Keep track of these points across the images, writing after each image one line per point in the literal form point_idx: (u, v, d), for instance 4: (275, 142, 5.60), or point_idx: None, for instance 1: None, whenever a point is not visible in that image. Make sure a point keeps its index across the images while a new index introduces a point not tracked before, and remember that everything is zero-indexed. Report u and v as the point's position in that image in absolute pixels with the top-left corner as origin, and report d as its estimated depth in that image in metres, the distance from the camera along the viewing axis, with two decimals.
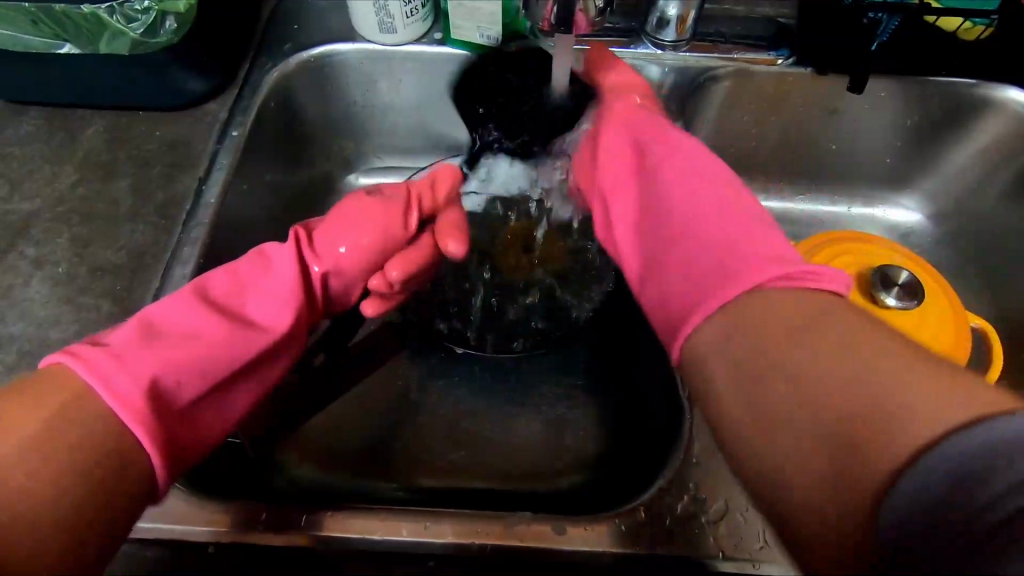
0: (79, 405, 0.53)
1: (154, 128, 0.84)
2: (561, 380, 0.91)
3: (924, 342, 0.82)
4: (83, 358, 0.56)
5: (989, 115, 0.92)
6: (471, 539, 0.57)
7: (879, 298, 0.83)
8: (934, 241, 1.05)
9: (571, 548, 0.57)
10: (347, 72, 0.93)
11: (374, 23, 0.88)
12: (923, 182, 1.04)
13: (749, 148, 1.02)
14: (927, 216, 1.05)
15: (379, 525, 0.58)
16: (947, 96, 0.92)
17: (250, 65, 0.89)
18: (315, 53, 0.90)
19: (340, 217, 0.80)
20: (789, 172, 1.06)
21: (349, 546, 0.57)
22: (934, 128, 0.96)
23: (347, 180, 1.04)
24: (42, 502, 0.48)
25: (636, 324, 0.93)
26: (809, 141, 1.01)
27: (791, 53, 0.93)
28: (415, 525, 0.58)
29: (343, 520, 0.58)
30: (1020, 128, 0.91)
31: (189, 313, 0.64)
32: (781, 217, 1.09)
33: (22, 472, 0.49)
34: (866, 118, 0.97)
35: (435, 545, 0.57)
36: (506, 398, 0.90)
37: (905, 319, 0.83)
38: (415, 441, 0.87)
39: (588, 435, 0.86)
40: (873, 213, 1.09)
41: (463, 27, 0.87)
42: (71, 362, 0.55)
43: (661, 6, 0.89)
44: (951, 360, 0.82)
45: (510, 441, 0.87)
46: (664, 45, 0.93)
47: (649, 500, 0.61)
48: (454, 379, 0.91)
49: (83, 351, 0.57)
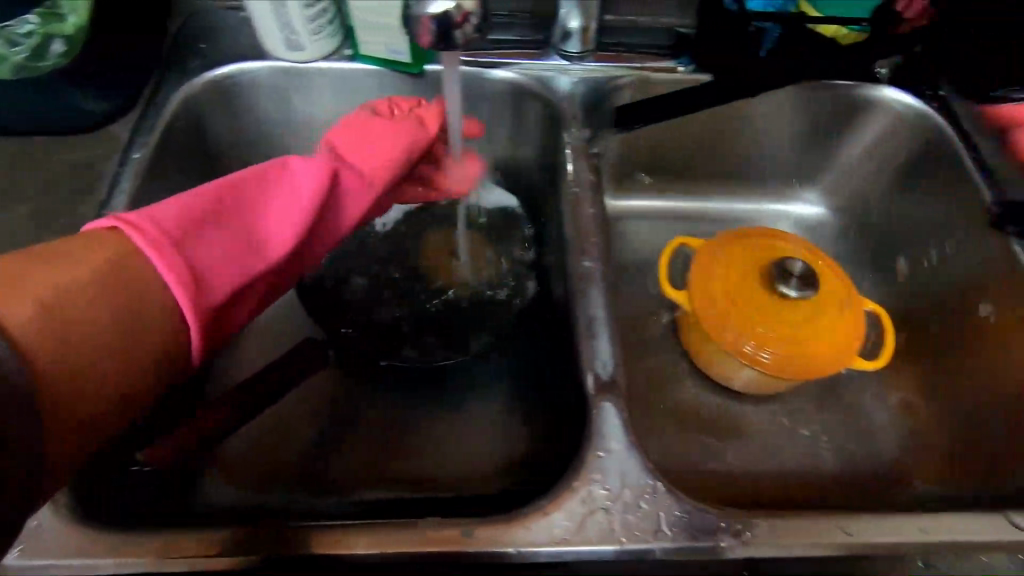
0: (126, 280, 0.56)
1: (53, 151, 0.82)
2: (487, 386, 0.93)
3: (822, 329, 0.87)
4: (142, 229, 0.59)
5: (872, 112, 1.00)
6: (382, 548, 0.58)
7: (778, 289, 0.88)
8: (837, 234, 1.11)
9: (478, 548, 0.58)
10: (258, 89, 0.92)
11: (280, 40, 0.87)
12: (822, 179, 1.10)
13: (660, 151, 1.07)
14: (829, 210, 1.11)
15: (362, 540, 0.58)
16: (834, 97, 0.99)
17: (155, 85, 0.88)
18: (223, 72, 0.90)
19: (370, 135, 0.82)
20: (702, 173, 1.12)
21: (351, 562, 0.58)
22: (827, 127, 1.03)
23: None
24: (90, 370, 0.52)
25: (550, 325, 0.93)
26: (715, 142, 1.06)
27: (691, 60, 0.98)
28: (369, 539, 0.58)
29: (343, 538, 0.59)
30: (898, 123, 0.99)
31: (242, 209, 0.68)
32: (696, 215, 1.14)
33: (64, 324, 0.51)
34: (764, 119, 1.03)
35: (356, 555, 0.58)
36: (432, 406, 0.91)
37: (803, 308, 0.88)
38: (344, 454, 0.87)
39: (513, 438, 0.88)
40: (782, 209, 1.14)
41: (371, 43, 0.88)
42: (130, 232, 0.59)
43: (564, 18, 0.94)
44: (847, 344, 0.87)
45: (437, 449, 0.87)
46: (571, 57, 0.97)
47: (551, 499, 0.61)
48: (381, 391, 0.92)
49: (141, 220, 0.60)
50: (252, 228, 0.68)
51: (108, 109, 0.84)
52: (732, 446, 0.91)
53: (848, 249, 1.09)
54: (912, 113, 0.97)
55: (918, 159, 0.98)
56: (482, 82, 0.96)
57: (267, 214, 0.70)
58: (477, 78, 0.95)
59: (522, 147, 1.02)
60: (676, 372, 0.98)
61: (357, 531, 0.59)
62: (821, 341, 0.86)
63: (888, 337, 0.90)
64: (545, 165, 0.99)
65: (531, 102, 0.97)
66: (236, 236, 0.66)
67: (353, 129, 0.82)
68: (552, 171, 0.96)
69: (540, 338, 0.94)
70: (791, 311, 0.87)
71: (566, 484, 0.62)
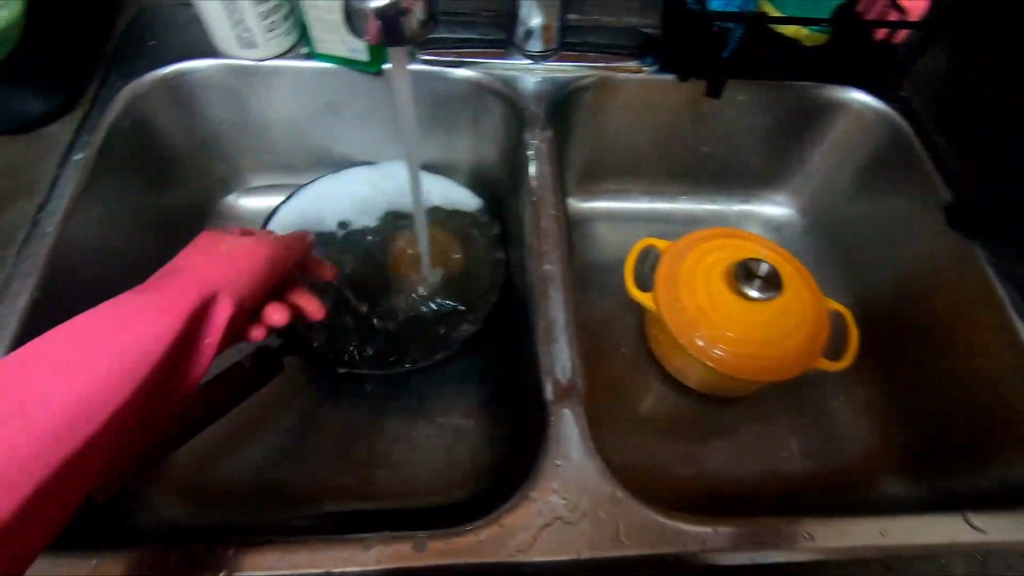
0: None
1: None
2: (450, 391, 0.90)
3: (788, 330, 0.87)
4: None
5: (835, 112, 1.00)
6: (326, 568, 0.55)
7: (743, 290, 0.88)
8: (805, 233, 1.11)
9: (429, 564, 0.55)
10: (210, 88, 0.89)
11: (233, 39, 0.84)
12: (788, 179, 1.10)
13: (627, 152, 1.06)
14: (796, 210, 1.12)
15: (297, 557, 0.55)
16: (798, 98, 0.99)
17: (99, 84, 0.84)
18: (172, 70, 0.87)
19: (205, 264, 0.64)
20: (669, 174, 1.11)
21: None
22: (791, 128, 1.03)
23: (226, 200, 1.00)
24: None
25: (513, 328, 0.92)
26: (682, 143, 1.06)
27: (655, 61, 0.97)
28: (314, 556, 0.55)
29: (272, 554, 0.55)
30: (861, 124, 0.99)
31: (95, 358, 0.50)
32: (665, 217, 1.13)
33: None
34: (730, 120, 1.02)
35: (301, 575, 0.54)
36: (394, 413, 0.88)
37: (767, 309, 0.87)
38: (301, 465, 0.84)
39: (477, 445, 0.86)
40: (749, 210, 1.14)
41: (327, 41, 0.86)
42: None
43: (525, 17, 0.92)
44: (813, 344, 0.87)
45: (399, 458, 0.85)
46: (533, 56, 0.96)
47: (509, 508, 0.59)
48: (341, 398, 0.89)
49: None
50: (80, 389, 0.49)
51: (48, 108, 0.80)
52: (699, 449, 0.90)
53: (815, 249, 1.09)
54: (873, 113, 0.97)
55: (881, 158, 0.98)
56: (443, 80, 0.94)
57: (64, 388, 0.49)
58: (438, 77, 0.94)
59: (486, 148, 1.00)
60: (644, 375, 0.97)
61: (296, 550, 0.55)
62: (786, 342, 0.86)
63: (852, 337, 0.90)
64: (509, 165, 0.97)
65: (493, 101, 0.95)
66: (92, 397, 0.49)
67: (203, 251, 0.65)
68: (516, 172, 0.94)
69: (505, 342, 0.92)
70: (755, 312, 0.87)
71: (522, 494, 0.60)
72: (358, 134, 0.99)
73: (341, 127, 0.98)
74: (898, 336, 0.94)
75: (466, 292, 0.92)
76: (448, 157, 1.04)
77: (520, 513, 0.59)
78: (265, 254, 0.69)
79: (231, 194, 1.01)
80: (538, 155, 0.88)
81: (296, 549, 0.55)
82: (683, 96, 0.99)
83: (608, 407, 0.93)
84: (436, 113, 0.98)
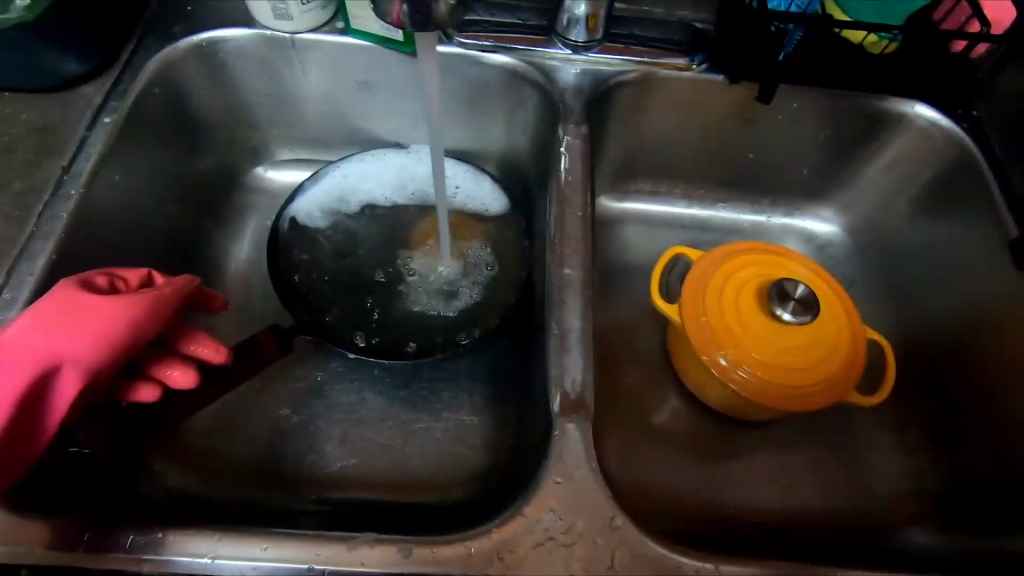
0: None
1: (22, 111, 0.79)
2: (460, 387, 0.88)
3: (818, 358, 0.81)
4: None
5: (897, 128, 0.92)
6: (308, 564, 0.54)
7: (775, 312, 0.82)
8: (849, 253, 1.04)
9: (413, 572, 0.54)
10: (243, 58, 0.88)
11: (268, 9, 0.83)
12: (837, 194, 1.03)
13: (665, 153, 1.01)
14: (842, 228, 1.05)
15: (260, 547, 0.54)
16: (858, 109, 0.92)
17: (135, 47, 0.84)
18: (206, 38, 0.85)
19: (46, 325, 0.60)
20: (709, 179, 1.05)
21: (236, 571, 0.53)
22: (846, 141, 0.96)
23: (254, 172, 1.00)
24: None
25: (527, 329, 0.89)
26: (725, 148, 1.00)
27: (705, 59, 0.91)
28: (294, 549, 0.54)
29: (238, 538, 0.54)
30: (925, 143, 0.91)
31: None
32: (700, 223, 1.08)
33: None
34: (780, 127, 0.96)
35: (275, 568, 0.53)
36: (401, 403, 0.87)
37: (799, 335, 0.82)
38: (304, 447, 0.83)
39: (481, 444, 0.84)
40: (791, 224, 1.07)
41: (362, 18, 0.84)
42: None
43: (570, 5, 0.87)
44: (844, 377, 0.81)
45: (401, 450, 0.83)
46: (575, 46, 0.90)
47: (501, 523, 0.57)
48: (350, 382, 0.88)
49: None
50: None
51: (82, 69, 0.80)
52: (712, 472, 0.86)
53: (860, 272, 1.02)
54: (940, 131, 0.90)
55: (944, 182, 0.91)
56: (479, 65, 0.90)
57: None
58: (474, 61, 0.90)
59: (518, 138, 0.96)
60: (661, 389, 0.93)
61: (264, 541, 0.54)
62: (815, 372, 0.81)
63: (890, 373, 0.84)
64: (540, 159, 0.93)
65: (529, 90, 0.91)
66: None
67: (61, 305, 0.61)
68: (546, 167, 0.90)
69: (519, 342, 0.89)
70: (785, 336, 0.82)
71: (515, 510, 0.58)
72: (389, 114, 0.96)
73: (371, 106, 0.95)
74: (942, 376, 0.87)
75: (487, 288, 0.90)
76: (479, 145, 1.00)
77: (511, 530, 0.56)
78: (147, 321, 0.64)
79: (259, 166, 1.00)
80: (570, 151, 0.84)
81: (266, 541, 0.54)
82: (731, 98, 0.93)
83: (620, 419, 0.90)
84: (470, 99, 0.94)
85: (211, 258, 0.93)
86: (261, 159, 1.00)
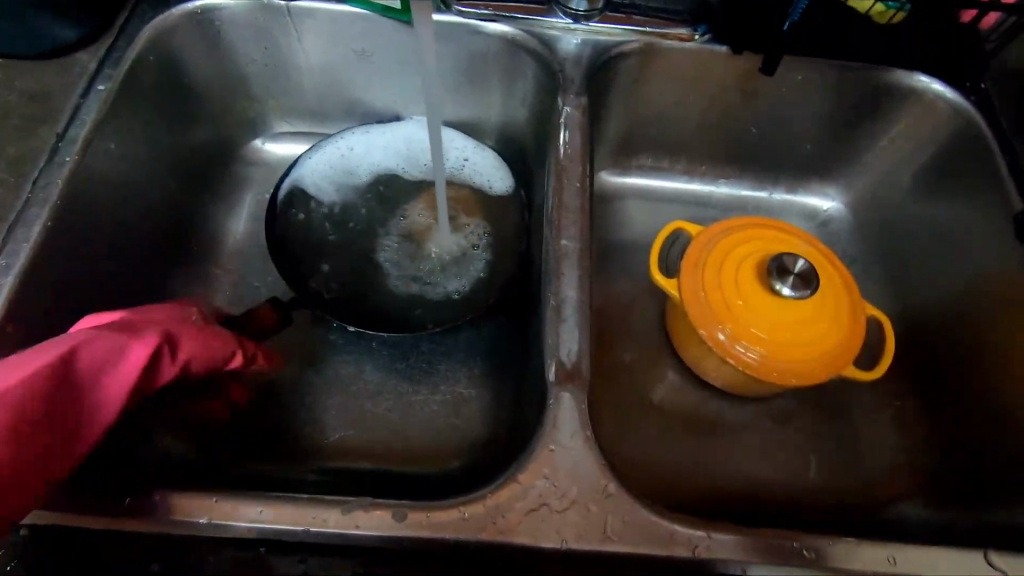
0: None
1: (15, 77, 0.78)
2: (457, 360, 0.88)
3: (817, 334, 0.81)
4: None
5: (902, 101, 0.91)
6: (304, 527, 0.54)
7: (774, 288, 0.82)
8: (850, 230, 1.04)
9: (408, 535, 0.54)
10: (239, 26, 0.87)
11: None
12: (839, 169, 1.02)
13: (667, 126, 1.00)
14: (843, 204, 1.04)
15: (256, 508, 0.54)
16: (863, 82, 0.90)
17: (129, 15, 0.82)
18: (201, 5, 0.84)
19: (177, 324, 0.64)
20: (710, 154, 1.04)
21: (235, 531, 0.54)
22: (850, 115, 0.94)
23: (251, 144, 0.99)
24: None
25: (524, 303, 0.89)
26: (727, 122, 0.99)
27: (708, 29, 0.90)
28: (291, 512, 0.54)
29: (235, 499, 0.55)
30: (929, 117, 0.90)
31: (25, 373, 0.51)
32: (700, 199, 1.07)
33: None
34: (783, 100, 0.95)
35: (272, 529, 0.54)
36: (399, 375, 0.87)
37: (798, 310, 0.81)
38: (302, 418, 0.84)
39: (478, 417, 0.84)
40: (792, 200, 1.07)
41: None
42: None
43: None
44: (843, 352, 0.81)
45: (399, 421, 0.84)
46: (577, 14, 0.90)
47: (496, 489, 0.57)
48: (348, 355, 0.88)
49: None
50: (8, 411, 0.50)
51: (75, 36, 0.79)
52: (706, 444, 0.86)
53: (860, 248, 1.02)
54: (946, 105, 0.88)
55: (951, 158, 0.89)
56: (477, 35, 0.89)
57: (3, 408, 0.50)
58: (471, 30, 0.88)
59: (518, 110, 0.95)
60: (657, 363, 0.93)
61: (259, 501, 0.55)
62: (814, 347, 0.80)
63: (888, 348, 0.83)
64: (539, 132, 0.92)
65: (527, 61, 0.89)
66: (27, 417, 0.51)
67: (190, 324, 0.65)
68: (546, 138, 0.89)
69: (516, 316, 0.89)
70: (783, 311, 0.81)
71: (511, 476, 0.58)
72: (387, 86, 0.95)
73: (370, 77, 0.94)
74: (941, 355, 0.87)
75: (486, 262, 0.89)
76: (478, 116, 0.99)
77: (506, 495, 0.57)
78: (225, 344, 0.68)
79: (256, 138, 0.99)
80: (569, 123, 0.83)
81: (261, 501, 0.55)
82: (734, 71, 0.91)
83: (616, 392, 0.90)
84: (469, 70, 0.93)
85: (208, 230, 0.92)
86: (258, 130, 0.99)
